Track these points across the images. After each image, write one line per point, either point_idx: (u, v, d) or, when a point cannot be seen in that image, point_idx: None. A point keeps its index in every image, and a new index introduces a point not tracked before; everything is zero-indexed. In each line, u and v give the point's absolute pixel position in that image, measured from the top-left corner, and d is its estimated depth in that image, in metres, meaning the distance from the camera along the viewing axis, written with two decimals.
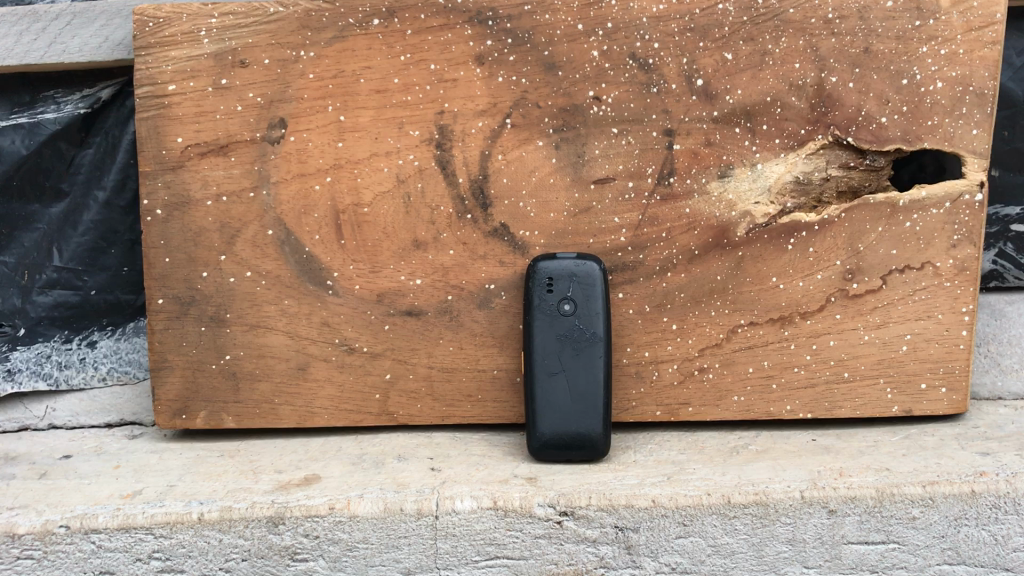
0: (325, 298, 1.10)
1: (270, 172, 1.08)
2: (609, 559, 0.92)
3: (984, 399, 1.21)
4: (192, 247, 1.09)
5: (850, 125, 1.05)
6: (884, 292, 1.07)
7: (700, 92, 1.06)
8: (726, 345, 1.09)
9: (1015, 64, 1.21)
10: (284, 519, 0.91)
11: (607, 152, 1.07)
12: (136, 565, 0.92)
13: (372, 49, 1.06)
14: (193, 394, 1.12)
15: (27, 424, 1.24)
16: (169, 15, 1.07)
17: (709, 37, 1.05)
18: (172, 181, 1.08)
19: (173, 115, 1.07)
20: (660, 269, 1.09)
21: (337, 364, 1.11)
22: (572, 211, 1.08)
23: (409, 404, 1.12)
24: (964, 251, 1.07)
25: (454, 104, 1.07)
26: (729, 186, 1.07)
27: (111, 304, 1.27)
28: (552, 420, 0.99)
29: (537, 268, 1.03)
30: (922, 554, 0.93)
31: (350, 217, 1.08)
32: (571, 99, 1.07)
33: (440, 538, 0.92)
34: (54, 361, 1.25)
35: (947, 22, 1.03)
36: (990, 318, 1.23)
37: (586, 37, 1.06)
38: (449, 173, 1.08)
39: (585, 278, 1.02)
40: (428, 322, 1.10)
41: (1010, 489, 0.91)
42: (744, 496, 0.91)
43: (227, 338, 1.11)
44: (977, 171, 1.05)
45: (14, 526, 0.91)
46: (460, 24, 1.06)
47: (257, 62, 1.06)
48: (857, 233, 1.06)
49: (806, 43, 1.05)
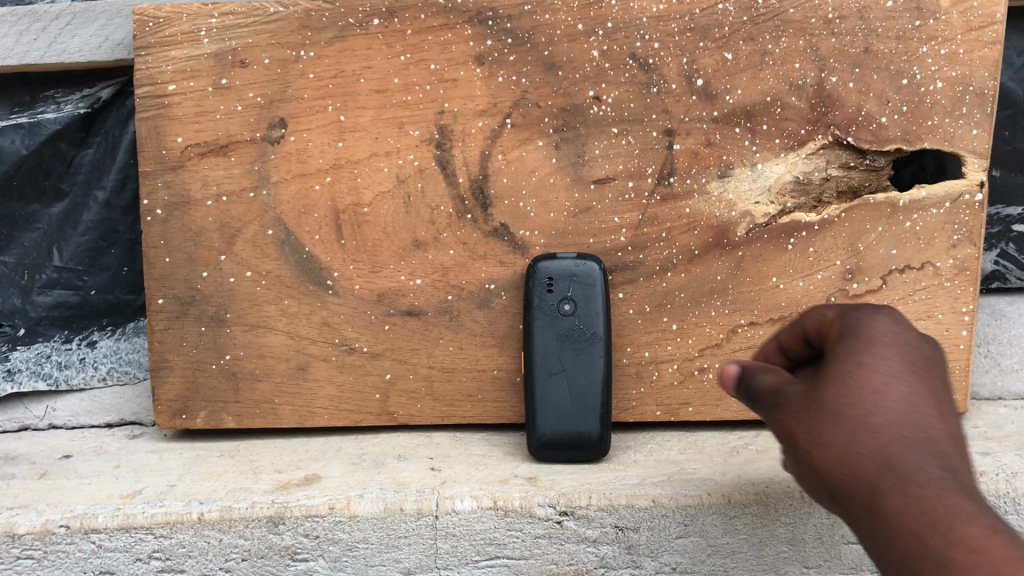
0: (326, 298, 1.10)
1: (271, 172, 1.08)
2: (609, 559, 0.92)
3: (984, 398, 1.21)
4: (192, 247, 1.09)
5: (850, 125, 1.05)
6: (885, 292, 1.07)
7: (700, 92, 1.06)
8: (726, 345, 1.09)
9: (1015, 64, 1.21)
10: (284, 519, 0.91)
11: (608, 152, 1.07)
12: (136, 565, 0.93)
13: (372, 49, 1.06)
14: (193, 394, 1.12)
15: (27, 424, 1.25)
16: (170, 15, 1.07)
17: (709, 36, 1.05)
18: (172, 180, 1.08)
19: (173, 114, 1.07)
20: (660, 269, 1.09)
21: (337, 364, 1.11)
22: (572, 211, 1.08)
23: (409, 404, 1.12)
24: (964, 251, 1.07)
25: (454, 104, 1.07)
26: (729, 186, 1.07)
27: (111, 304, 1.27)
28: (552, 420, 0.99)
29: (537, 268, 1.03)
30: None
31: (350, 217, 1.08)
32: (571, 99, 1.07)
33: (440, 538, 0.92)
34: (54, 361, 1.25)
35: (947, 22, 1.03)
36: (990, 318, 1.23)
37: (586, 37, 1.06)
38: (449, 173, 1.08)
39: (585, 278, 1.02)
40: (429, 321, 1.10)
41: (1010, 489, 0.91)
42: (745, 496, 0.91)
43: (227, 338, 1.10)
44: (977, 171, 1.05)
45: (15, 526, 0.91)
46: (460, 24, 1.06)
47: (257, 62, 1.06)
48: (857, 233, 1.06)
49: (806, 43, 1.04)
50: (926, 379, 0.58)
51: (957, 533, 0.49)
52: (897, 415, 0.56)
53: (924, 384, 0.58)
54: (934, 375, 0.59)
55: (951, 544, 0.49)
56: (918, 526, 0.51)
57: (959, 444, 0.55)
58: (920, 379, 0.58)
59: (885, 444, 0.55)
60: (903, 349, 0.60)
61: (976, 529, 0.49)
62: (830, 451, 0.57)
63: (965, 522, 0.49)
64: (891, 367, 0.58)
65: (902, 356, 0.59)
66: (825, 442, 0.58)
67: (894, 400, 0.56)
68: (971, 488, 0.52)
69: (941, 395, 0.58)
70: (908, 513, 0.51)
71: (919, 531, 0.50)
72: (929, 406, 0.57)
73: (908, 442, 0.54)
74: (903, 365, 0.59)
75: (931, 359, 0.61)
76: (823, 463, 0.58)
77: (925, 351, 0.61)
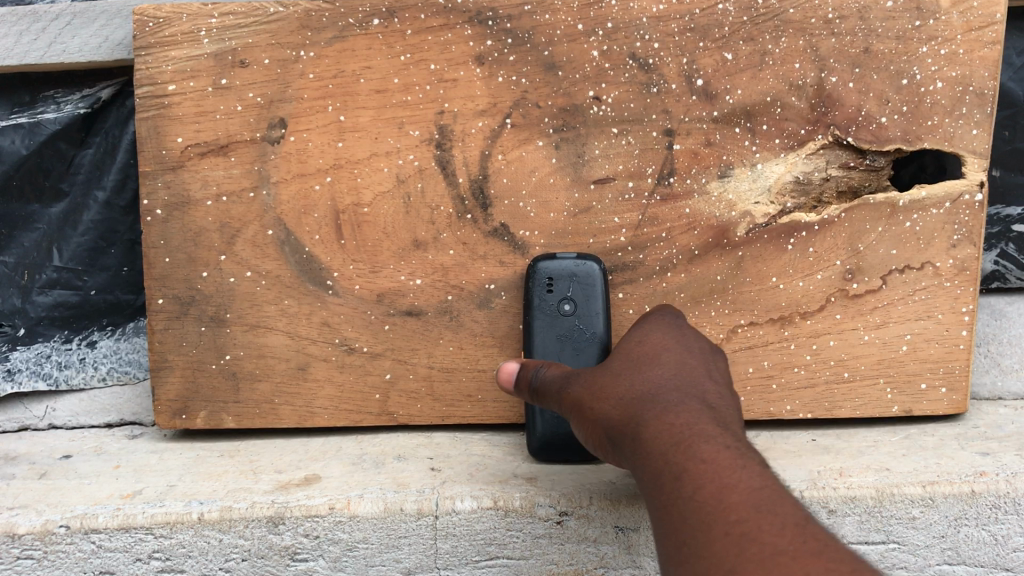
0: (325, 298, 1.10)
1: (271, 172, 1.08)
2: (610, 559, 0.92)
3: (984, 398, 1.21)
4: (192, 247, 1.09)
5: (850, 125, 1.05)
6: (884, 292, 1.07)
7: (700, 91, 1.06)
8: (726, 345, 1.09)
9: (1015, 64, 1.21)
10: (284, 519, 0.91)
11: (608, 152, 1.07)
12: (136, 565, 0.93)
13: (372, 49, 1.06)
14: (193, 394, 1.12)
15: (27, 424, 1.24)
16: (169, 15, 1.07)
17: (709, 36, 1.05)
18: (172, 181, 1.08)
19: (173, 115, 1.07)
20: (660, 269, 1.09)
21: (337, 364, 1.11)
22: (572, 211, 1.08)
23: (409, 404, 1.11)
24: (964, 252, 1.07)
25: (454, 104, 1.07)
26: (729, 186, 1.07)
27: (111, 304, 1.27)
28: (551, 419, 0.99)
29: (537, 268, 1.04)
30: (922, 554, 0.94)
31: (350, 217, 1.08)
32: (571, 99, 1.06)
33: (440, 538, 0.92)
34: (54, 361, 1.25)
35: (947, 22, 1.03)
36: (990, 318, 1.23)
37: (586, 37, 1.06)
38: (449, 173, 1.08)
39: (585, 278, 1.02)
40: (428, 321, 1.10)
41: (1010, 489, 0.91)
42: None
43: (227, 338, 1.10)
44: (977, 171, 1.05)
45: (15, 526, 0.92)
46: (460, 24, 1.06)
47: (257, 62, 1.06)
48: (857, 233, 1.06)
49: (806, 43, 1.04)
50: (700, 362, 0.79)
51: (697, 450, 0.64)
52: (668, 381, 0.74)
53: (696, 362, 0.78)
54: (709, 361, 0.79)
55: (691, 457, 0.64)
56: (671, 448, 0.65)
57: (714, 404, 0.72)
58: (692, 362, 0.78)
59: (654, 392, 0.73)
60: (681, 338, 0.81)
61: (711, 448, 0.64)
62: (608, 401, 0.75)
63: (705, 443, 0.64)
64: (670, 345, 0.80)
65: (680, 343, 0.80)
66: (613, 397, 0.75)
67: (669, 360, 0.78)
68: (723, 429, 0.68)
69: (712, 374, 0.78)
70: (660, 438, 0.67)
71: (670, 451, 0.65)
72: (697, 374, 0.76)
73: (673, 397, 0.72)
74: (678, 344, 0.81)
75: (710, 353, 0.81)
76: (609, 411, 0.74)
77: (704, 345, 0.82)
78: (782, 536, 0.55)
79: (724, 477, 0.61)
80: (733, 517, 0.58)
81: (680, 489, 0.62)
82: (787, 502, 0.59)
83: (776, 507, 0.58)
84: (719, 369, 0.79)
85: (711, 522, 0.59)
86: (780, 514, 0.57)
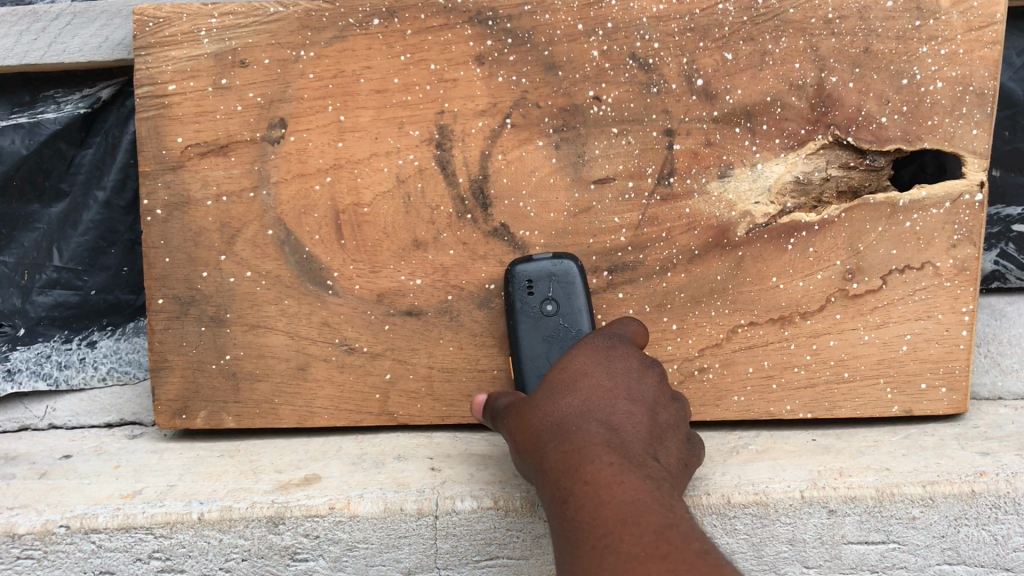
0: (326, 298, 1.10)
1: (271, 172, 1.08)
2: None
3: (984, 398, 1.21)
4: (192, 247, 1.09)
5: (850, 125, 1.05)
6: (885, 292, 1.07)
7: (700, 92, 1.06)
8: (726, 345, 1.09)
9: (1015, 64, 1.21)
10: (284, 519, 0.91)
11: (608, 152, 1.07)
12: (136, 565, 0.93)
13: (372, 49, 1.06)
14: (193, 394, 1.12)
15: (27, 424, 1.24)
16: (169, 15, 1.07)
17: (709, 36, 1.05)
18: (172, 181, 1.08)
19: (173, 115, 1.07)
20: (660, 269, 1.09)
21: (337, 364, 1.11)
22: (572, 211, 1.08)
23: (409, 404, 1.11)
24: (964, 251, 1.06)
25: (454, 104, 1.07)
26: (729, 186, 1.07)
27: (111, 303, 1.27)
28: None
29: (515, 273, 1.04)
30: (922, 554, 0.94)
31: (350, 217, 1.08)
32: (571, 99, 1.06)
33: (440, 538, 0.92)
34: (54, 361, 1.25)
35: (947, 22, 1.03)
36: (990, 318, 1.23)
37: (586, 37, 1.05)
38: (449, 173, 1.08)
39: (564, 277, 1.03)
40: (428, 321, 1.10)
41: (1010, 489, 0.91)
42: (744, 496, 0.92)
43: (227, 338, 1.10)
44: (977, 171, 1.05)
45: (15, 526, 0.92)
46: (460, 24, 1.06)
47: (257, 62, 1.06)
48: (857, 233, 1.06)
49: (806, 43, 1.04)
50: (620, 378, 0.83)
51: (584, 474, 0.71)
52: (578, 405, 0.80)
53: (613, 380, 0.83)
54: (631, 379, 0.84)
55: (578, 481, 0.71)
56: (565, 473, 0.73)
57: (617, 426, 0.78)
58: (612, 382, 0.83)
59: (563, 417, 0.79)
60: (604, 353, 0.85)
61: (595, 470, 0.71)
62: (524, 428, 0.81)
63: (590, 466, 0.71)
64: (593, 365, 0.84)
65: (601, 359, 0.85)
66: (528, 425, 0.81)
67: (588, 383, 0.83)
68: (619, 450, 0.74)
69: (630, 393, 0.82)
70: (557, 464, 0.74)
71: (563, 477, 0.72)
72: (611, 396, 0.81)
73: (578, 422, 0.78)
74: (601, 363, 0.85)
75: (637, 369, 0.85)
76: (525, 441, 0.80)
77: (630, 359, 0.86)
78: (640, 546, 0.62)
79: (602, 497, 0.67)
80: (603, 532, 0.65)
81: (565, 512, 0.69)
82: (654, 512, 0.66)
83: (640, 519, 0.65)
84: (640, 383, 0.84)
85: (585, 539, 0.66)
86: (644, 526, 0.64)
